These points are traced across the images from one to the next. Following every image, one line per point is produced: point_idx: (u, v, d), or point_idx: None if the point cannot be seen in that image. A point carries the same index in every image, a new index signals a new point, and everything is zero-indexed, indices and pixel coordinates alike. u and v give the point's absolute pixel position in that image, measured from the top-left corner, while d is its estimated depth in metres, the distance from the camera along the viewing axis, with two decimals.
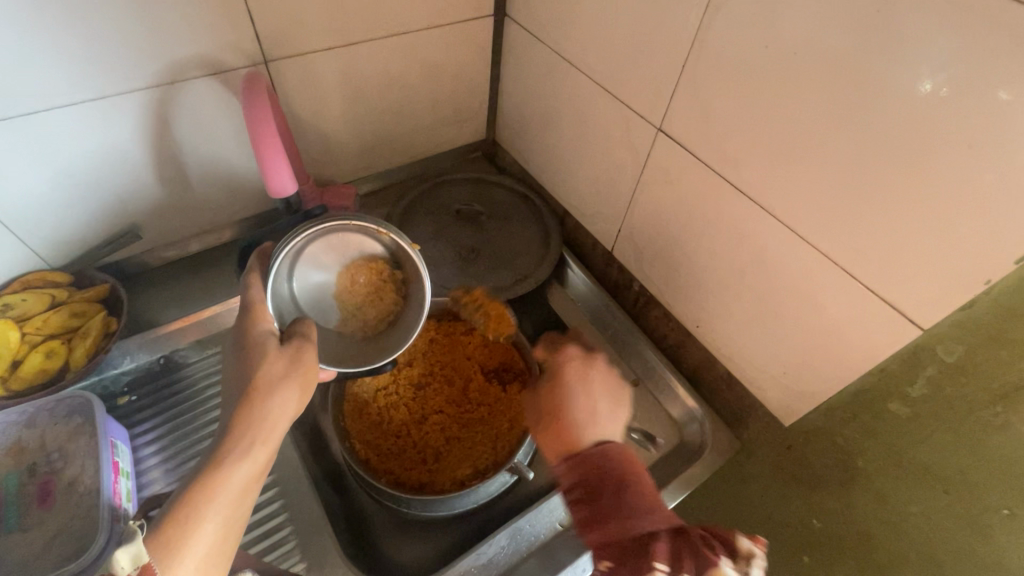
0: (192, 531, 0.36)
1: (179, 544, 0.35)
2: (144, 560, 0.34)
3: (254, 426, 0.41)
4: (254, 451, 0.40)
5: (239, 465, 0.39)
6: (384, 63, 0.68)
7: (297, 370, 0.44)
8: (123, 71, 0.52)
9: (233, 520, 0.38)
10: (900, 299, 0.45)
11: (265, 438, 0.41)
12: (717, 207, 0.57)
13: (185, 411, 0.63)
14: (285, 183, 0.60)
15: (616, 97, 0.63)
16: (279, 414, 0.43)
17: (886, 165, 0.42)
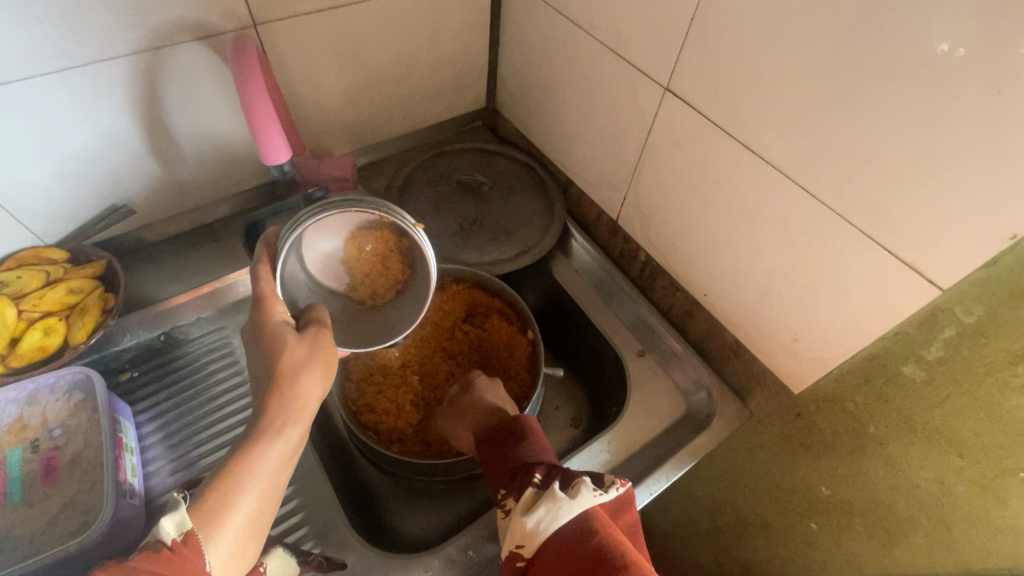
0: (231, 503, 0.36)
1: (219, 515, 0.35)
2: (186, 527, 0.34)
3: (286, 404, 0.41)
4: (287, 430, 0.41)
5: (272, 444, 0.40)
6: (378, 26, 0.65)
7: (300, 355, 0.43)
8: (107, 35, 0.49)
9: (266, 497, 0.39)
10: (918, 259, 0.43)
11: (298, 418, 0.42)
12: (726, 169, 0.55)
13: (189, 384, 0.63)
14: (279, 153, 0.59)
15: (621, 57, 0.60)
16: (309, 396, 0.43)
17: (906, 115, 0.40)
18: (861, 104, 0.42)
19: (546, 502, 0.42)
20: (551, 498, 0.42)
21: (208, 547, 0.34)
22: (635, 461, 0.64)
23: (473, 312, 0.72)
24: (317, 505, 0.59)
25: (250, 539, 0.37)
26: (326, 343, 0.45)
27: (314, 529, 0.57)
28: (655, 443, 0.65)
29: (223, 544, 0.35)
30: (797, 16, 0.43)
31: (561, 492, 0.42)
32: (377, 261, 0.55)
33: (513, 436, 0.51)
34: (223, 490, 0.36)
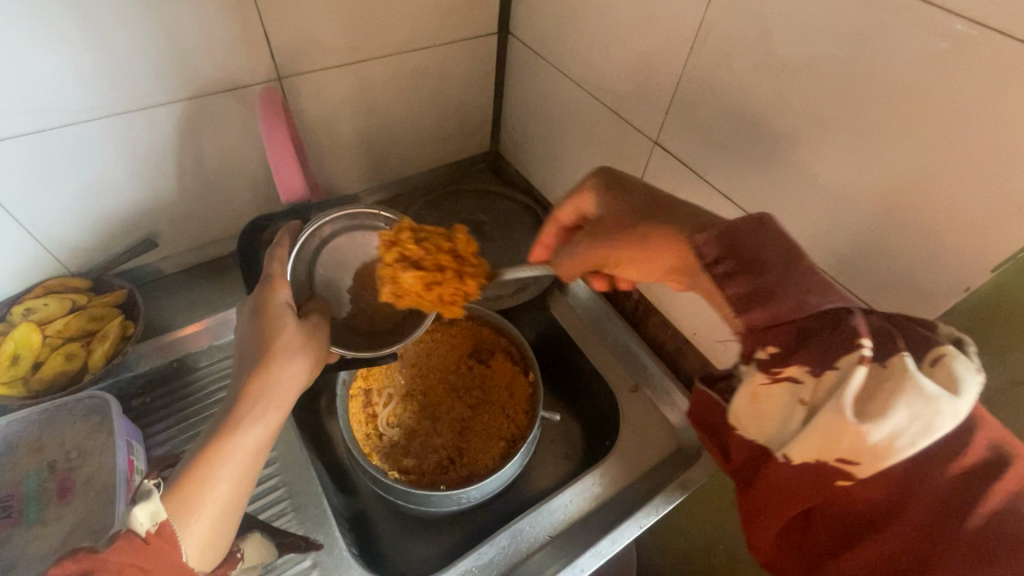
0: (207, 490, 0.38)
1: (194, 503, 0.37)
2: (161, 517, 0.36)
3: (268, 392, 0.43)
4: (265, 416, 0.42)
5: (251, 429, 0.41)
6: (392, 79, 0.71)
7: (295, 341, 0.47)
8: (148, 87, 0.55)
9: (244, 481, 0.40)
10: (888, 305, 0.47)
11: (277, 405, 0.43)
12: (711, 217, 0.59)
13: (196, 409, 0.64)
14: (292, 180, 0.61)
15: (615, 112, 0.65)
16: (292, 384, 0.45)
17: (869, 175, 0.44)
18: (829, 165, 0.46)
19: (926, 391, 0.30)
20: (923, 396, 0.30)
21: (183, 533, 0.37)
22: (628, 493, 0.66)
23: (478, 348, 0.75)
24: (306, 515, 0.60)
25: (226, 523, 0.39)
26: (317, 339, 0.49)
27: (300, 533, 0.59)
28: (647, 476, 0.67)
29: (198, 528, 0.38)
30: (772, 86, 0.48)
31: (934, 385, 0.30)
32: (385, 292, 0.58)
33: (776, 260, 0.35)
34: (198, 477, 0.38)
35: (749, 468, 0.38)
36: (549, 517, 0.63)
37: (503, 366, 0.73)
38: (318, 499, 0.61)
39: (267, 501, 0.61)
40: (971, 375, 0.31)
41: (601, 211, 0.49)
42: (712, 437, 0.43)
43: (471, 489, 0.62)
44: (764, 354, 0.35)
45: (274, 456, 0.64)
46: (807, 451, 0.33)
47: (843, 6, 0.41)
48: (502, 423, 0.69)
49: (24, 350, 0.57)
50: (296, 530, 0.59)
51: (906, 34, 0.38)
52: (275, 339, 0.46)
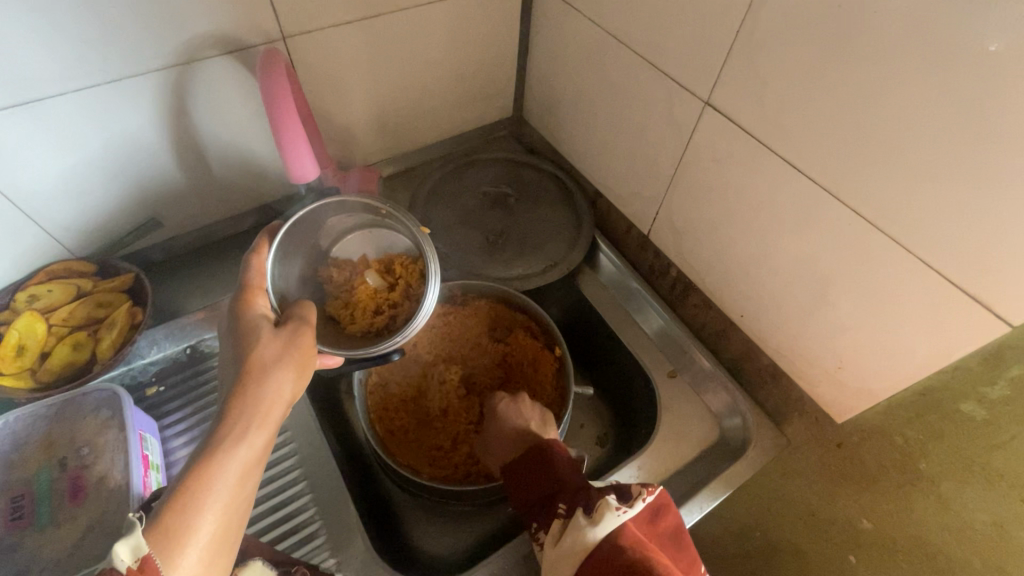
0: (195, 521, 0.32)
1: (179, 535, 0.31)
2: (144, 551, 0.30)
3: (250, 406, 0.38)
4: (250, 435, 0.37)
5: (235, 449, 0.35)
6: (408, 38, 0.64)
7: (272, 352, 0.41)
8: (139, 51, 0.49)
9: (236, 512, 0.34)
10: (984, 292, 0.40)
11: (262, 421, 0.38)
12: (769, 187, 0.52)
13: (206, 389, 0.62)
14: (308, 171, 0.59)
15: (658, 69, 0.58)
16: (276, 397, 0.39)
17: (973, 140, 0.37)
18: (921, 128, 0.39)
19: (589, 535, 0.43)
20: (577, 528, 0.44)
21: (170, 573, 0.30)
22: (666, 485, 0.62)
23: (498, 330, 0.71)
24: (327, 512, 0.57)
25: (219, 557, 0.33)
26: (304, 346, 0.43)
27: (323, 531, 0.56)
28: (685, 469, 0.63)
29: (187, 566, 0.31)
30: (855, 31, 0.40)
31: (602, 525, 0.43)
32: (385, 284, 0.59)
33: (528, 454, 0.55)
34: (183, 506, 0.32)
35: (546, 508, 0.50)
36: None
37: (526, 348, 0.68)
38: (339, 494, 0.58)
39: (283, 503, 0.57)
40: (607, 518, 0.43)
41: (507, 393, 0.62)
42: (518, 469, 0.55)
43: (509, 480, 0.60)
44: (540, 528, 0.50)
45: (290, 450, 0.61)
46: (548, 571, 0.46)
47: None
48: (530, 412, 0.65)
49: (29, 340, 0.54)
50: (318, 529, 0.56)
51: None
52: (254, 352, 0.40)
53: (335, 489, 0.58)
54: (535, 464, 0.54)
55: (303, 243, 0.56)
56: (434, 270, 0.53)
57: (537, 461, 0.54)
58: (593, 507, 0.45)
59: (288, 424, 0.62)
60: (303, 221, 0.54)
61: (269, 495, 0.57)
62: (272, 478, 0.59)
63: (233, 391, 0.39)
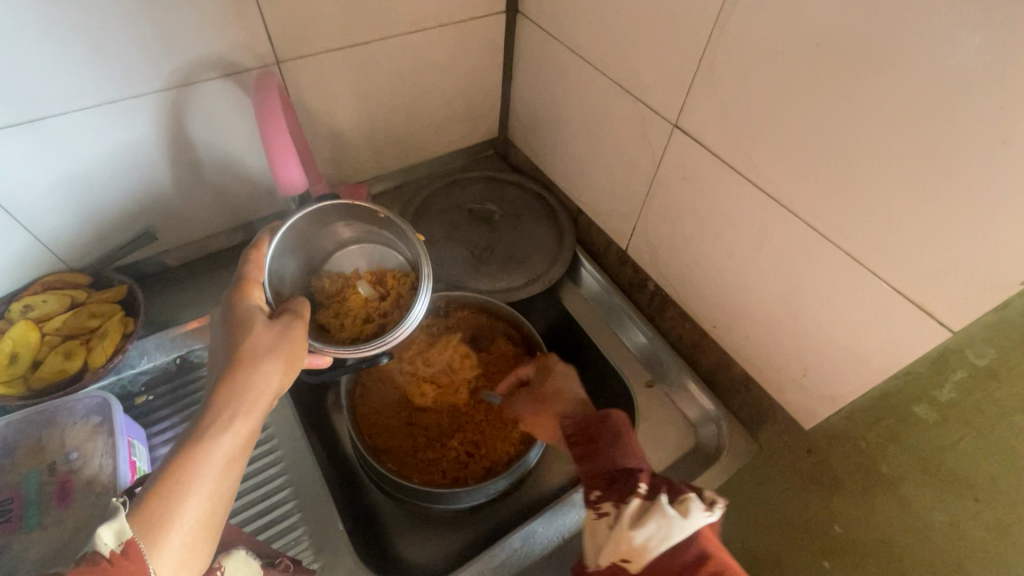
0: (177, 507, 0.33)
1: (163, 520, 0.33)
2: (126, 536, 0.32)
3: (237, 395, 0.39)
4: (236, 422, 0.38)
5: (220, 436, 0.37)
6: (397, 63, 0.68)
7: (262, 343, 0.42)
8: (141, 73, 0.52)
9: (221, 498, 0.36)
10: (928, 300, 0.43)
11: (248, 409, 0.39)
12: (734, 204, 0.56)
13: (183, 397, 0.63)
14: (293, 177, 0.61)
15: (630, 94, 0.62)
16: (263, 386, 0.40)
17: (909, 161, 0.40)
18: (866, 148, 0.43)
19: (671, 521, 0.41)
20: (666, 516, 0.42)
21: (152, 557, 0.32)
22: None
23: (477, 337, 0.73)
24: (312, 516, 0.58)
25: (204, 540, 0.35)
26: (294, 339, 0.44)
27: (307, 535, 0.57)
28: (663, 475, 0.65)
29: (171, 550, 0.33)
30: (803, 61, 0.44)
31: (683, 515, 0.42)
32: (375, 293, 0.62)
33: (597, 425, 0.55)
34: (166, 492, 0.34)
35: (614, 485, 0.48)
36: (564, 519, 0.60)
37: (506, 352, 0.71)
38: (324, 499, 0.59)
39: (270, 508, 0.58)
40: (689, 512, 0.42)
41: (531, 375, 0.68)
42: (583, 442, 0.54)
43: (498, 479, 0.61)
44: (599, 499, 0.47)
45: (277, 457, 0.62)
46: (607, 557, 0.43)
47: None
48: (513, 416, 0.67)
49: (22, 347, 0.56)
50: (303, 533, 0.57)
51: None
52: (244, 343, 0.42)
53: (320, 495, 0.59)
54: (600, 436, 0.53)
55: (300, 246, 0.59)
56: (427, 278, 0.56)
57: (606, 434, 0.53)
58: (678, 499, 0.43)
59: (274, 430, 0.64)
60: (300, 228, 0.57)
61: (255, 500, 0.59)
62: (260, 482, 0.60)
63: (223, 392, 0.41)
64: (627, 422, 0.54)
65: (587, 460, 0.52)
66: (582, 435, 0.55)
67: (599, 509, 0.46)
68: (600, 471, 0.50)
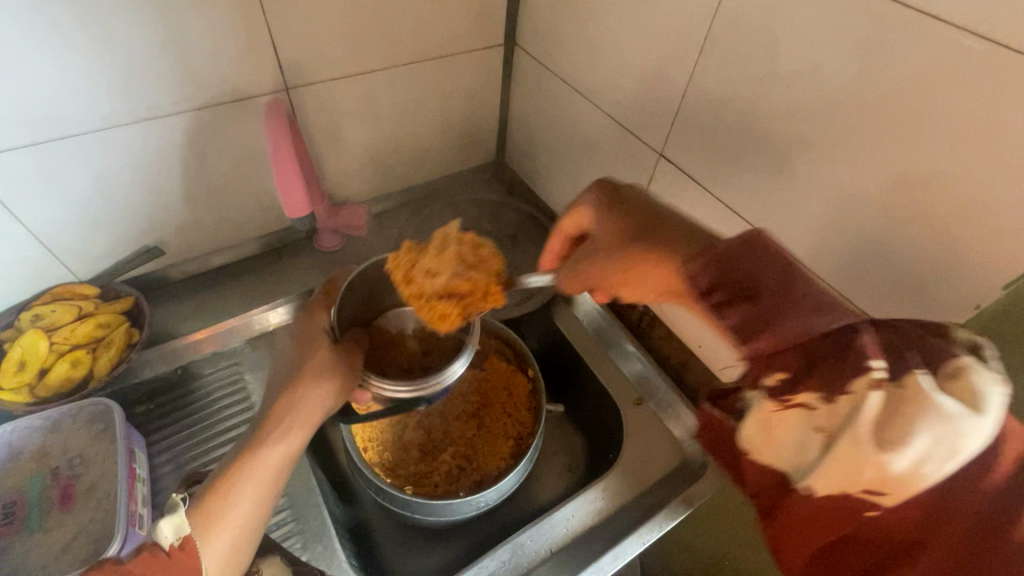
0: (226, 507, 0.42)
1: (215, 517, 0.41)
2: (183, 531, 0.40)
3: (289, 417, 0.49)
4: (288, 437, 0.48)
5: (273, 449, 0.46)
6: (400, 90, 0.71)
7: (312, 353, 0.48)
8: (159, 97, 0.56)
9: (259, 505, 0.44)
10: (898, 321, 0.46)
11: (299, 427, 0.49)
12: (717, 229, 0.58)
13: (233, 398, 0.66)
14: (298, 205, 0.65)
15: (620, 124, 0.65)
16: (315, 410, 0.50)
17: (874, 192, 0.44)
18: (837, 179, 0.46)
19: (941, 415, 0.28)
20: (943, 416, 0.28)
21: (203, 548, 0.40)
22: (632, 506, 0.65)
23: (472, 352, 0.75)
24: (306, 526, 0.60)
25: (246, 542, 0.43)
26: (352, 365, 0.53)
27: (300, 543, 0.58)
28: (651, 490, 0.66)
29: (218, 545, 0.41)
30: (777, 98, 0.48)
31: (952, 403, 0.28)
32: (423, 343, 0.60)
33: (768, 280, 0.35)
34: (219, 493, 0.43)
35: (835, 358, 0.32)
36: (552, 530, 0.62)
37: (500, 367, 0.73)
38: (318, 507, 0.61)
39: None
40: (935, 394, 0.29)
41: (597, 229, 0.54)
42: (739, 308, 0.35)
43: (490, 490, 0.63)
44: (773, 380, 0.34)
45: None
46: (829, 483, 0.32)
47: (845, 24, 0.41)
48: (507, 430, 0.69)
49: (30, 356, 0.58)
50: (296, 542, 0.59)
51: (912, 47, 0.38)
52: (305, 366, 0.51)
53: (314, 505, 0.61)
54: (764, 291, 0.35)
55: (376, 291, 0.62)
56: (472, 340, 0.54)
57: (780, 285, 0.35)
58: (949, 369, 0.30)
59: None
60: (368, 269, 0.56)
61: None
62: None
63: None
64: (781, 245, 0.36)
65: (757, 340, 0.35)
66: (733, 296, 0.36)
67: (760, 408, 0.35)
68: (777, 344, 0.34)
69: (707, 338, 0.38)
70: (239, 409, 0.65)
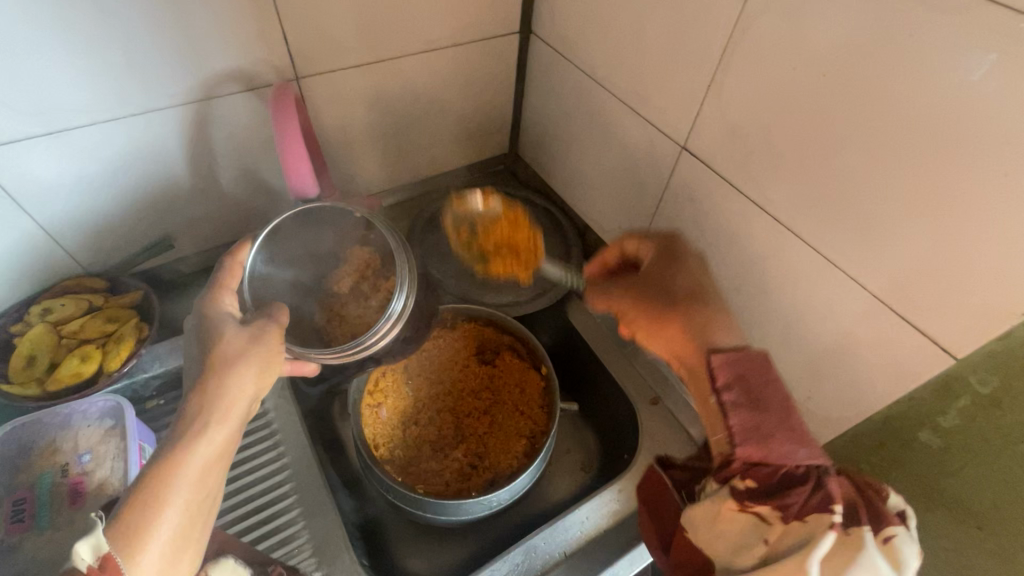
0: (155, 516, 0.33)
1: (142, 530, 0.33)
2: (104, 550, 0.31)
3: (211, 405, 0.39)
4: (208, 431, 0.38)
5: (196, 446, 0.37)
6: (412, 80, 0.69)
7: (235, 348, 0.42)
8: (167, 88, 0.54)
9: (195, 511, 0.35)
10: (933, 327, 0.44)
11: (221, 420, 0.39)
12: (740, 225, 0.56)
13: (258, 428, 0.65)
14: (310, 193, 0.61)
15: (641, 115, 0.63)
16: (237, 396, 0.40)
17: (918, 189, 0.41)
18: (872, 177, 0.43)
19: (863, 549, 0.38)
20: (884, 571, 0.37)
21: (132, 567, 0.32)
22: None
23: (483, 350, 0.74)
24: (315, 525, 0.58)
25: (184, 550, 0.35)
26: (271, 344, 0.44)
27: (310, 543, 0.57)
28: None
29: (150, 559, 0.33)
30: (809, 89, 0.45)
31: (884, 563, 0.37)
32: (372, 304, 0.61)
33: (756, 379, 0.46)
34: (146, 503, 0.34)
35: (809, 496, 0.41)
36: (565, 533, 0.61)
37: (512, 365, 0.72)
38: (325, 503, 0.60)
39: (268, 518, 0.59)
40: (902, 554, 0.38)
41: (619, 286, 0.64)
42: (774, 412, 0.44)
43: (502, 491, 0.61)
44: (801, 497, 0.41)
45: (283, 463, 0.62)
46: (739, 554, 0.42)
47: (887, 9, 0.38)
48: (519, 427, 0.68)
49: (39, 348, 0.57)
50: (306, 542, 0.57)
51: (961, 35, 0.35)
52: (216, 349, 0.42)
53: (323, 503, 0.60)
54: (795, 421, 0.44)
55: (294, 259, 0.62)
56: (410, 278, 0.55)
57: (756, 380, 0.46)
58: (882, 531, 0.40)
59: (281, 437, 0.64)
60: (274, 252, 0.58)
61: (259, 507, 0.59)
62: (264, 488, 0.60)
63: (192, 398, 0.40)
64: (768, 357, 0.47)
65: (776, 440, 0.43)
66: (747, 396, 0.45)
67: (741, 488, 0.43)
68: (807, 467, 0.42)
69: (761, 442, 0.43)
70: (264, 437, 0.64)
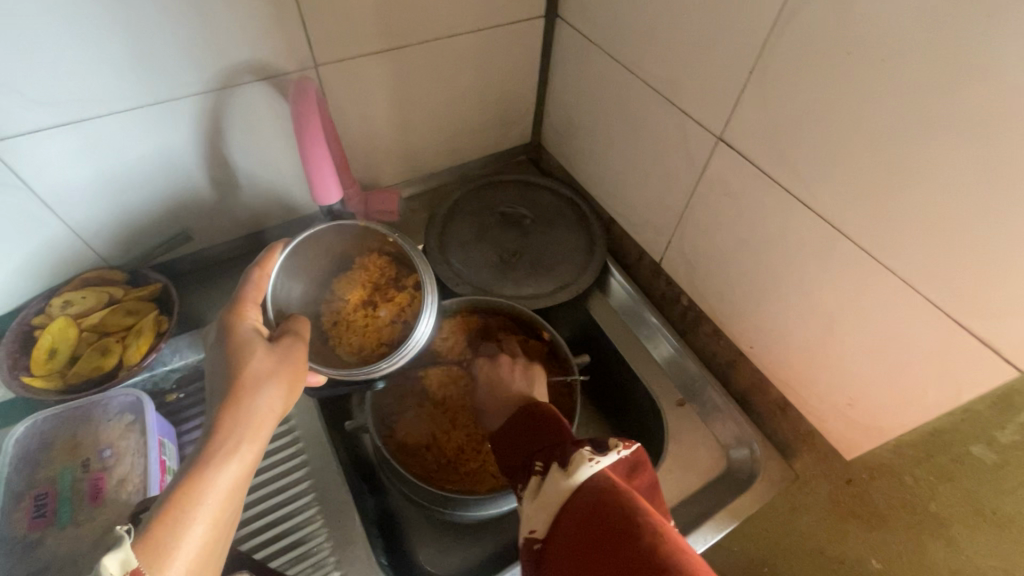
0: (180, 532, 0.32)
1: (167, 545, 0.31)
2: (133, 565, 0.30)
3: (241, 423, 0.38)
4: (241, 449, 0.37)
5: (225, 465, 0.35)
6: (434, 68, 0.67)
7: (265, 367, 0.41)
8: (182, 78, 0.52)
9: (221, 527, 0.34)
10: (996, 336, 0.40)
11: (254, 437, 0.38)
12: (779, 222, 0.53)
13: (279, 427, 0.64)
14: (330, 193, 0.63)
15: (673, 104, 0.59)
16: (267, 414, 0.39)
17: (988, 186, 0.37)
18: (931, 173, 0.40)
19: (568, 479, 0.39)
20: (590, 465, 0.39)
21: None
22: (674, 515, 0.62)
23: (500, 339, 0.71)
24: (336, 524, 0.57)
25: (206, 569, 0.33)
26: (296, 359, 0.44)
27: (329, 541, 0.57)
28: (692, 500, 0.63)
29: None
30: (863, 76, 0.41)
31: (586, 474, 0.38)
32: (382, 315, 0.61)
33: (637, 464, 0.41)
34: (173, 518, 0.32)
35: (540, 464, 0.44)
36: None
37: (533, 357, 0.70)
38: (345, 500, 0.59)
39: (287, 517, 0.58)
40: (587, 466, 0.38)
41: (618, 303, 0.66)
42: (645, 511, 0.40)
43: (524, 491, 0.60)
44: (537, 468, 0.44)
45: (303, 460, 0.62)
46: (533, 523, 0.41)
47: None
48: None
49: (61, 343, 0.57)
50: (325, 540, 0.57)
51: None
52: (244, 367, 0.41)
53: (342, 500, 0.59)
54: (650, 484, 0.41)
55: (312, 266, 0.61)
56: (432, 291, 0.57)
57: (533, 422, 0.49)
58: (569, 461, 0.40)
59: (301, 433, 0.64)
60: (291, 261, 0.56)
61: (278, 505, 0.59)
62: (281, 488, 0.60)
63: (212, 407, 0.39)
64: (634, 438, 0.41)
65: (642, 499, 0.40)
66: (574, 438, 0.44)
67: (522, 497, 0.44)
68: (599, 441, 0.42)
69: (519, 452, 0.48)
70: (285, 436, 0.64)
